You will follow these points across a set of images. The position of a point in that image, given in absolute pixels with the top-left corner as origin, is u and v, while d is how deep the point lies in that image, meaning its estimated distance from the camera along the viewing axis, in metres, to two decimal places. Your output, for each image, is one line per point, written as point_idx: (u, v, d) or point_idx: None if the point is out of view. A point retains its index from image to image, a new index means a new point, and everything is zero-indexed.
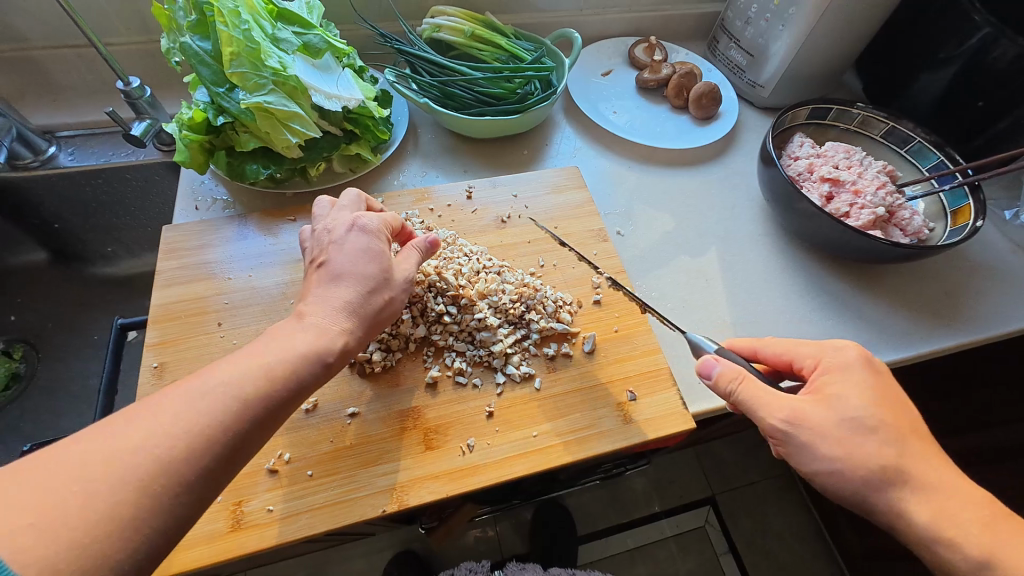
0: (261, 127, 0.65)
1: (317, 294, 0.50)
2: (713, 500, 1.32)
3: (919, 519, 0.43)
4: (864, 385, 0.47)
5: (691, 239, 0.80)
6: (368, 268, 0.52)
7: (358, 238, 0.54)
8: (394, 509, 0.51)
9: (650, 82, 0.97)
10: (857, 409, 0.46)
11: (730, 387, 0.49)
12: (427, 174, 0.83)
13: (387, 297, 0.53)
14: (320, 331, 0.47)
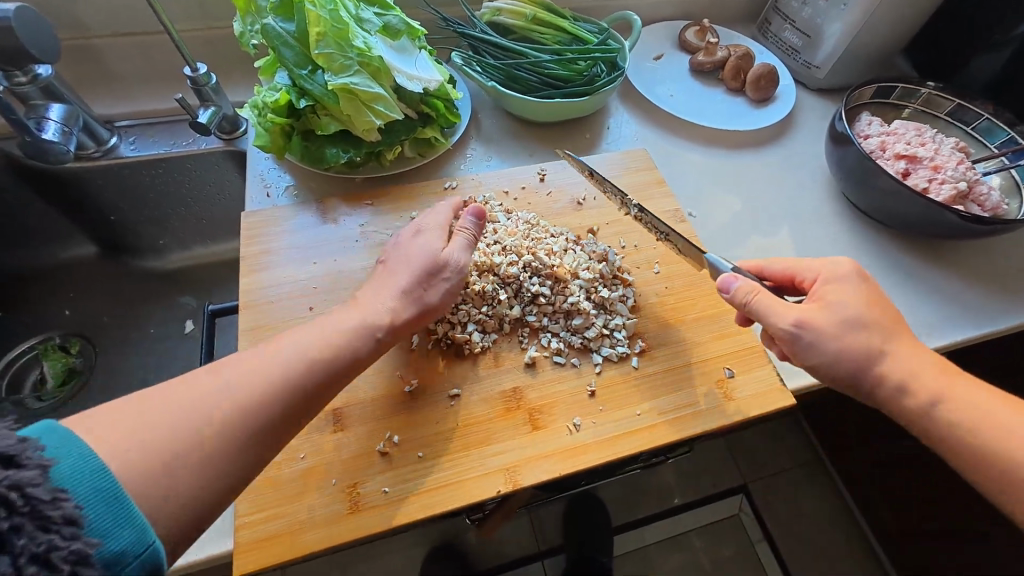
0: (344, 110, 0.64)
1: (372, 289, 0.53)
2: (745, 489, 1.28)
3: (901, 385, 0.48)
4: (859, 292, 0.50)
5: (759, 220, 0.80)
6: (416, 261, 0.55)
7: (416, 240, 0.57)
8: (509, 489, 0.51)
9: (705, 65, 0.97)
10: (853, 310, 0.49)
11: (749, 299, 0.51)
12: (491, 160, 0.82)
13: (431, 292, 0.54)
14: (372, 315, 0.51)
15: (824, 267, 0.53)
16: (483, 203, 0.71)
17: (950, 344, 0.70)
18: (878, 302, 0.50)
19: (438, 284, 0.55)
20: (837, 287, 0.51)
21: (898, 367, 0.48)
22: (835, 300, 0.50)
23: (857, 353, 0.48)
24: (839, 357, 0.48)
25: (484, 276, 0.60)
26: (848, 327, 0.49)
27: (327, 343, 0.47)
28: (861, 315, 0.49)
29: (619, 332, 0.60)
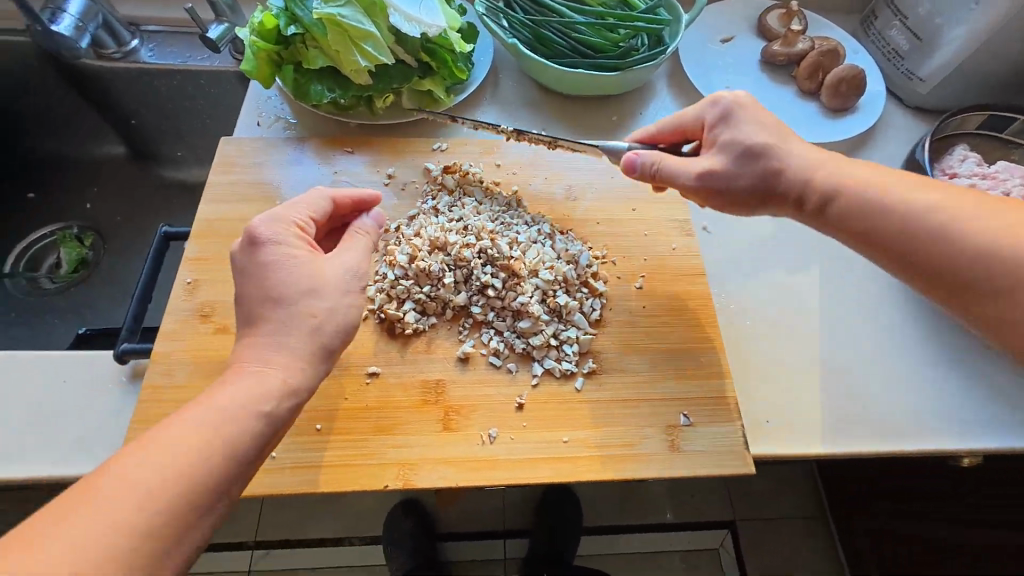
0: (331, 44, 0.59)
1: (264, 328, 0.43)
2: (733, 526, 1.13)
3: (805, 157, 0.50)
4: (756, 115, 0.52)
5: (790, 250, 0.67)
6: (286, 286, 0.45)
7: (270, 253, 0.46)
8: (398, 487, 0.47)
9: (778, 57, 0.82)
10: (751, 137, 0.51)
11: (653, 169, 0.53)
12: (499, 126, 0.74)
13: (328, 311, 0.45)
14: (257, 374, 0.41)
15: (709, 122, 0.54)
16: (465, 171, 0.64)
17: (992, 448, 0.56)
18: (772, 121, 0.52)
19: (329, 306, 0.46)
20: (724, 130, 0.52)
21: (803, 153, 0.50)
22: (735, 136, 0.51)
23: (756, 172, 0.50)
24: (740, 174, 0.51)
25: (434, 254, 0.55)
26: (744, 156, 0.50)
27: (211, 419, 0.38)
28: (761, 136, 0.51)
29: (569, 346, 0.53)
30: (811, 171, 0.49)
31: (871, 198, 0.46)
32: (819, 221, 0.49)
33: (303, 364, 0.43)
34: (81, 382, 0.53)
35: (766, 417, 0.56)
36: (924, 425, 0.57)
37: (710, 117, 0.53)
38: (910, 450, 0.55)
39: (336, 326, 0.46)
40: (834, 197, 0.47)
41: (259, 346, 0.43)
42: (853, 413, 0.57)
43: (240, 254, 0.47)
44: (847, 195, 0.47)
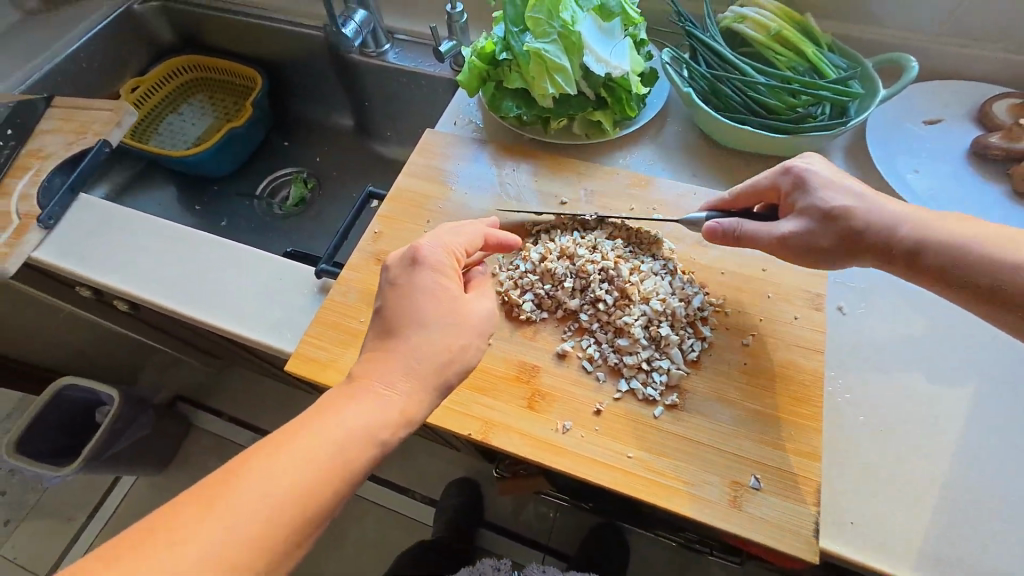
0: (529, 71, 0.71)
1: (404, 344, 0.47)
2: None
3: (906, 222, 0.54)
4: (819, 177, 0.58)
5: (939, 359, 0.60)
6: (432, 311, 0.49)
7: (425, 276, 0.51)
8: (478, 438, 0.56)
9: (994, 150, 0.73)
10: (814, 205, 0.57)
11: (736, 233, 0.59)
12: (653, 164, 0.79)
13: (460, 348, 0.49)
14: (379, 406, 0.44)
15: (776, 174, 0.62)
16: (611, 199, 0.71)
17: None
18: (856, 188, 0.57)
19: (465, 343, 0.49)
20: (802, 197, 0.58)
21: (890, 208, 0.55)
22: (807, 203, 0.57)
23: (835, 232, 0.56)
24: (798, 234, 0.57)
25: (562, 259, 0.63)
26: (824, 217, 0.56)
27: (339, 449, 0.42)
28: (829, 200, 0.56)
29: (658, 375, 0.57)
30: (896, 226, 0.54)
31: (956, 246, 0.51)
32: (910, 272, 0.54)
33: (420, 395, 0.46)
34: (287, 283, 0.72)
35: (852, 517, 0.52)
36: None
37: (784, 184, 0.59)
38: None
39: (456, 368, 0.49)
40: (924, 248, 0.53)
41: (391, 363, 0.47)
42: (965, 558, 0.50)
43: (398, 271, 0.52)
44: (936, 247, 0.52)
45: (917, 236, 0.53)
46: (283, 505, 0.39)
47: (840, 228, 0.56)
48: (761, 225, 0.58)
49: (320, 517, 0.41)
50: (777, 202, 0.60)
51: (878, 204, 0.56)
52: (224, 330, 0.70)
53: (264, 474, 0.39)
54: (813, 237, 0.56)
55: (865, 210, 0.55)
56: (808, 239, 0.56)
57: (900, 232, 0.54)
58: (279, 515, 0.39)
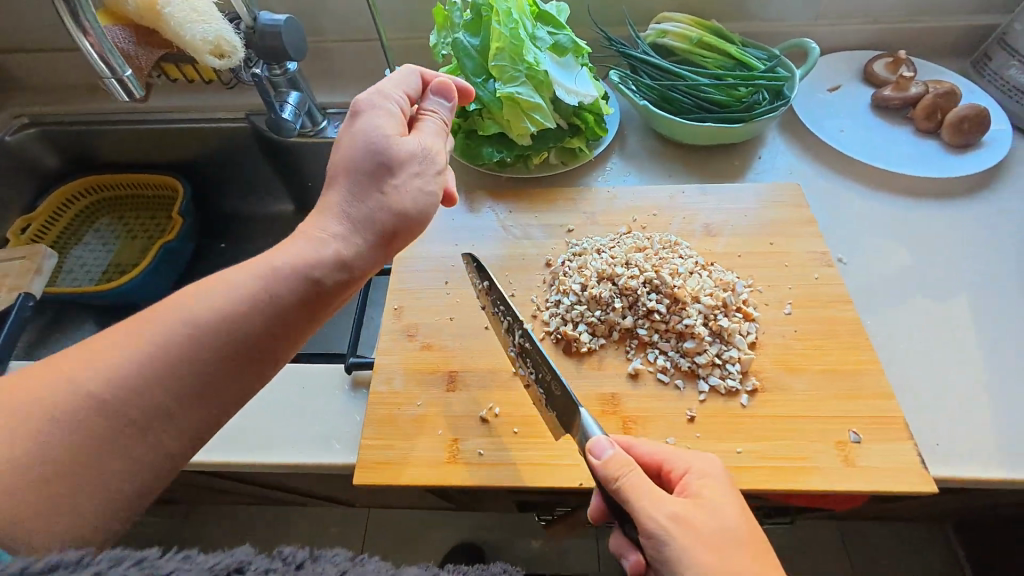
0: (505, 115, 0.72)
1: (335, 195, 0.52)
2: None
3: None
4: (734, 501, 0.45)
5: (931, 279, 0.69)
6: (373, 151, 0.53)
7: (365, 121, 0.55)
8: (591, 485, 0.53)
9: (892, 101, 0.87)
10: (726, 517, 0.43)
11: (615, 475, 0.44)
12: (630, 175, 0.83)
13: (398, 191, 0.53)
14: (320, 244, 0.49)
15: (695, 462, 0.48)
16: (616, 219, 0.74)
17: None
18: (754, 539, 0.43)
19: (396, 185, 0.53)
20: (705, 488, 0.45)
21: None
22: (698, 506, 0.44)
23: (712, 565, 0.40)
24: (677, 525, 0.42)
25: (603, 282, 0.64)
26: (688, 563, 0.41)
27: (231, 304, 0.44)
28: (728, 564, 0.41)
29: (732, 365, 0.58)
30: None
31: None
32: None
33: (357, 243, 0.51)
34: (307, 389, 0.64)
35: (934, 440, 0.57)
36: None
37: (690, 477, 0.47)
38: None
39: (393, 212, 0.52)
40: None
41: (328, 212, 0.51)
42: None
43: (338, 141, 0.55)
44: None
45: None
46: (161, 354, 0.40)
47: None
48: (643, 487, 0.44)
49: (197, 373, 0.42)
50: (676, 484, 0.47)
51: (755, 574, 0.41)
52: (254, 465, 0.60)
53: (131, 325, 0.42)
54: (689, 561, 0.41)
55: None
56: (688, 549, 0.41)
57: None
58: (153, 366, 0.40)
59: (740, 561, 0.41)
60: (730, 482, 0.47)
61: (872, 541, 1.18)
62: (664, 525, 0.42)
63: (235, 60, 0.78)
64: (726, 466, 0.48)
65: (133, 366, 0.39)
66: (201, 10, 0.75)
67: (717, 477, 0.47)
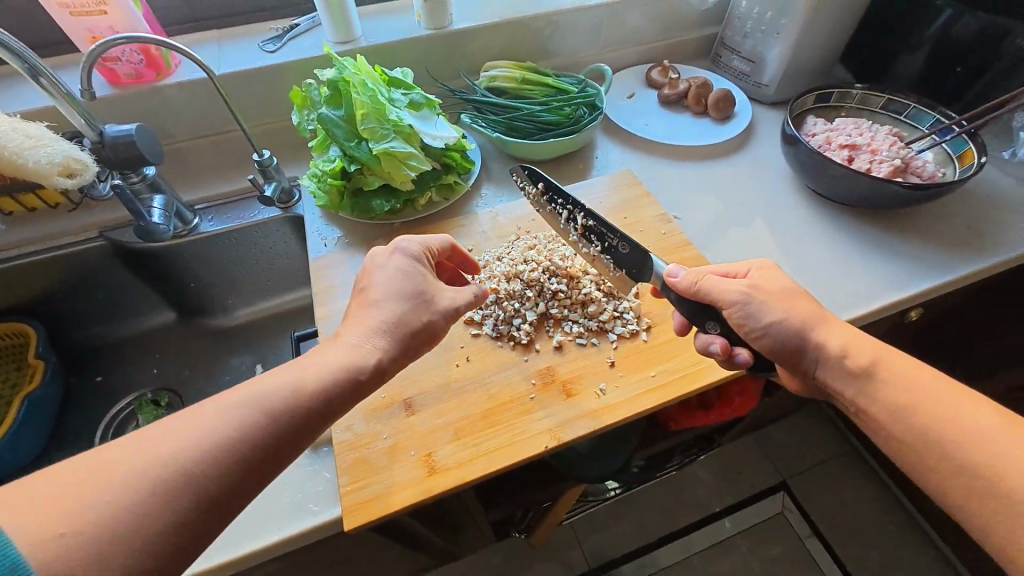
0: (385, 168, 0.81)
1: (374, 307, 0.59)
2: (786, 485, 1.53)
3: (838, 347, 0.57)
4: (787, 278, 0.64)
5: (737, 214, 0.93)
6: (413, 288, 0.61)
7: (400, 258, 0.64)
8: (555, 444, 0.62)
9: (671, 97, 1.14)
10: (787, 283, 0.63)
11: (693, 282, 0.64)
12: (503, 194, 0.97)
13: (431, 318, 0.61)
14: (357, 350, 0.55)
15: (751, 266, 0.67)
16: (509, 233, 0.86)
17: (919, 293, 0.81)
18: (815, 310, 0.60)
19: (429, 315, 0.61)
20: (764, 270, 0.65)
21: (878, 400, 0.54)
22: (764, 282, 0.63)
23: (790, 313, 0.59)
24: (768, 295, 0.61)
25: (512, 281, 0.76)
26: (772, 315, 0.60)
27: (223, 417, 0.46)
28: (800, 318, 0.59)
29: (628, 313, 0.73)
30: (851, 349, 0.57)
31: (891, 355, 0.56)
32: (849, 382, 0.56)
33: (391, 356, 0.57)
34: None
35: None
36: (872, 292, 0.81)
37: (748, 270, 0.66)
38: (871, 310, 0.79)
39: (421, 333, 0.60)
40: (876, 365, 0.55)
41: (361, 328, 0.57)
42: (827, 303, 0.80)
43: (368, 266, 0.64)
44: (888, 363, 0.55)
45: (845, 347, 0.57)
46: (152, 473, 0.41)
47: (780, 317, 0.59)
48: (713, 281, 0.63)
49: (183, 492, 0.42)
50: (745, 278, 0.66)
51: (818, 309, 0.60)
52: (234, 563, 0.58)
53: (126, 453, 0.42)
54: (790, 324, 0.59)
55: (821, 321, 0.59)
56: (787, 325, 0.59)
57: (827, 339, 0.58)
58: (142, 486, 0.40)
59: (810, 304, 0.61)
60: (777, 268, 0.66)
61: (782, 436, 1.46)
62: (746, 291, 0.61)
63: (87, 174, 0.78)
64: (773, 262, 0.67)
65: (112, 493, 0.39)
66: (35, 134, 0.74)
67: (770, 267, 0.65)
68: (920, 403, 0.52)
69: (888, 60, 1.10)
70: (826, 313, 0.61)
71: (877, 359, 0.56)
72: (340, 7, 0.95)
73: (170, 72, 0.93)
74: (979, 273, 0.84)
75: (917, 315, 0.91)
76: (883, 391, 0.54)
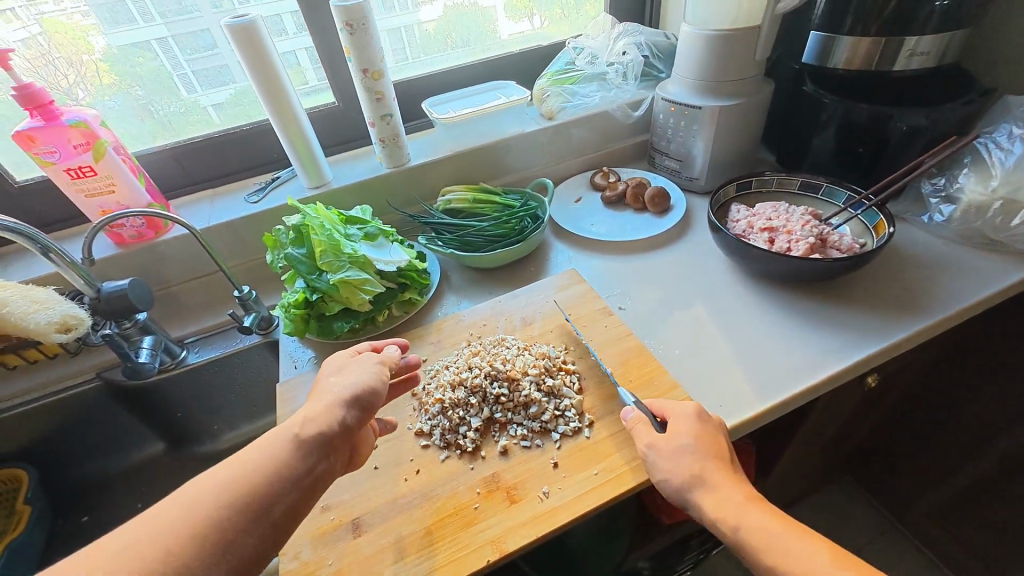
0: (342, 294, 0.91)
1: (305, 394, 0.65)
2: None
3: (708, 510, 0.57)
4: (693, 427, 0.64)
5: (678, 299, 0.98)
6: (335, 368, 0.69)
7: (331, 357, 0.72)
8: (498, 557, 0.62)
9: (612, 198, 1.26)
10: (686, 439, 0.62)
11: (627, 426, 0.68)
12: (460, 302, 1.04)
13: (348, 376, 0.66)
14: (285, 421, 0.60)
15: (678, 411, 0.67)
16: (464, 340, 0.92)
17: (864, 360, 0.83)
18: (697, 466, 0.60)
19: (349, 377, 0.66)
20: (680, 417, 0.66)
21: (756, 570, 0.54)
22: (663, 438, 0.64)
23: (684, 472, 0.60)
24: (664, 453, 0.62)
25: (457, 388, 0.80)
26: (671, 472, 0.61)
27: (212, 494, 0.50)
28: (680, 476, 0.60)
29: (569, 411, 0.76)
30: (724, 518, 0.56)
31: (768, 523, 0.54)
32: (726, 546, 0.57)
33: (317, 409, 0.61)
34: None
35: (717, 402, 0.79)
36: (817, 363, 0.83)
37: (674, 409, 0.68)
38: (816, 383, 0.80)
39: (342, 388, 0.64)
40: (743, 534, 0.54)
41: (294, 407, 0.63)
42: (771, 378, 0.81)
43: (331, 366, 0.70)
44: (754, 532, 0.54)
45: (717, 511, 0.57)
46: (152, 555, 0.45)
47: (666, 476, 0.61)
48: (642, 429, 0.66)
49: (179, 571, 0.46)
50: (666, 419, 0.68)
51: (700, 468, 0.60)
52: None
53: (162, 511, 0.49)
54: (675, 480, 0.60)
55: (701, 479, 0.59)
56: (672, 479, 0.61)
57: (703, 503, 0.58)
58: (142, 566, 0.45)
59: (694, 461, 0.61)
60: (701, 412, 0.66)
61: None
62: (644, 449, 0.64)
63: (83, 327, 0.88)
64: (699, 410, 0.66)
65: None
66: (40, 299, 0.85)
67: (687, 415, 0.65)
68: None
69: (802, 144, 1.21)
70: (709, 470, 0.60)
71: (746, 526, 0.54)
72: (311, 161, 1.13)
73: (168, 230, 1.08)
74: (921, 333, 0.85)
75: (875, 380, 0.91)
76: (760, 559, 0.53)
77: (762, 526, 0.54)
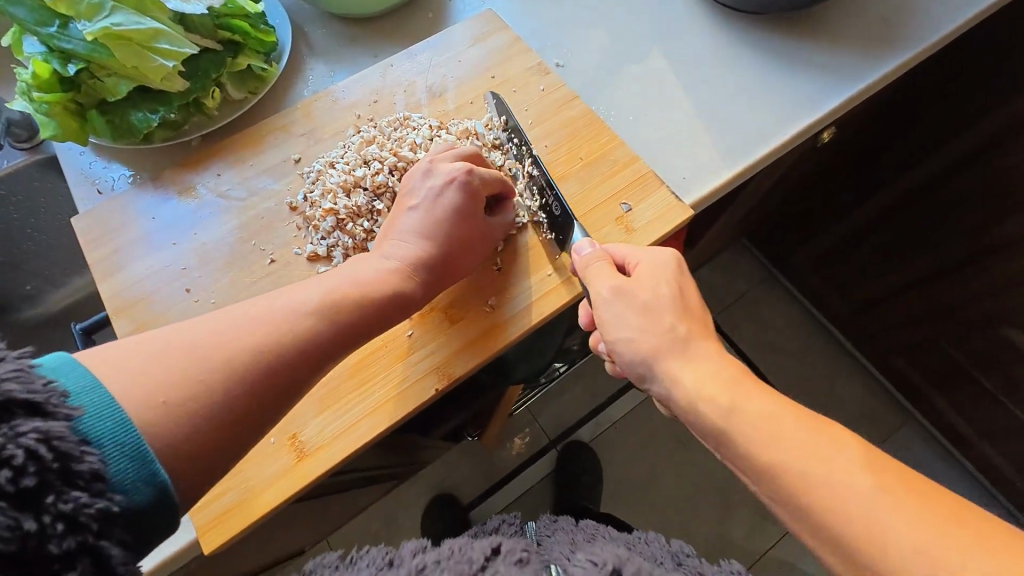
0: (123, 62, 0.56)
1: (391, 221, 0.55)
2: (714, 323, 1.47)
3: (685, 382, 0.45)
4: (673, 278, 0.50)
5: (631, 47, 0.74)
6: (427, 193, 0.55)
7: (441, 167, 0.56)
8: (445, 384, 0.53)
9: None
10: (664, 290, 0.49)
11: (587, 264, 0.53)
12: (334, 74, 0.71)
13: (441, 215, 0.54)
14: (373, 260, 0.52)
15: (650, 255, 0.52)
16: (354, 123, 0.65)
17: (832, 110, 0.71)
18: (676, 329, 0.47)
19: (434, 216, 0.54)
20: (646, 266, 0.51)
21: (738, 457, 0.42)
22: (634, 290, 0.50)
23: (653, 333, 0.47)
24: (633, 313, 0.49)
25: (354, 192, 0.60)
26: (641, 329, 0.48)
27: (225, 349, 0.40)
28: (650, 341, 0.47)
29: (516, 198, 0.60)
30: (706, 393, 0.44)
31: (760, 402, 0.43)
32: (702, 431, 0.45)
33: (407, 277, 0.51)
34: None
35: (680, 174, 0.66)
36: (786, 118, 0.70)
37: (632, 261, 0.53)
38: (783, 144, 0.68)
39: (444, 246, 0.53)
40: (731, 415, 0.43)
41: (390, 239, 0.54)
42: (736, 139, 0.68)
43: (467, 150, 0.59)
44: (746, 411, 0.42)
45: (699, 387, 0.44)
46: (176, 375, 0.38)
47: (629, 339, 0.48)
48: (595, 270, 0.52)
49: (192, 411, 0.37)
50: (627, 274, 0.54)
51: (685, 330, 0.47)
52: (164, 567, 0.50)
53: (251, 304, 0.45)
54: (643, 345, 0.48)
55: (685, 342, 0.47)
56: (641, 345, 0.48)
57: (681, 374, 0.45)
58: (173, 374, 0.38)
59: (674, 324, 0.47)
60: (680, 269, 0.51)
61: (707, 279, 1.50)
62: (607, 299, 0.50)
63: None
64: (677, 261, 0.52)
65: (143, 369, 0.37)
66: None
67: (664, 261, 0.51)
68: (787, 466, 0.40)
69: None
70: (694, 333, 0.47)
71: (741, 407, 0.43)
72: None
73: None
74: (892, 72, 0.73)
75: (829, 135, 0.83)
76: (743, 447, 0.42)
77: (754, 405, 0.43)
